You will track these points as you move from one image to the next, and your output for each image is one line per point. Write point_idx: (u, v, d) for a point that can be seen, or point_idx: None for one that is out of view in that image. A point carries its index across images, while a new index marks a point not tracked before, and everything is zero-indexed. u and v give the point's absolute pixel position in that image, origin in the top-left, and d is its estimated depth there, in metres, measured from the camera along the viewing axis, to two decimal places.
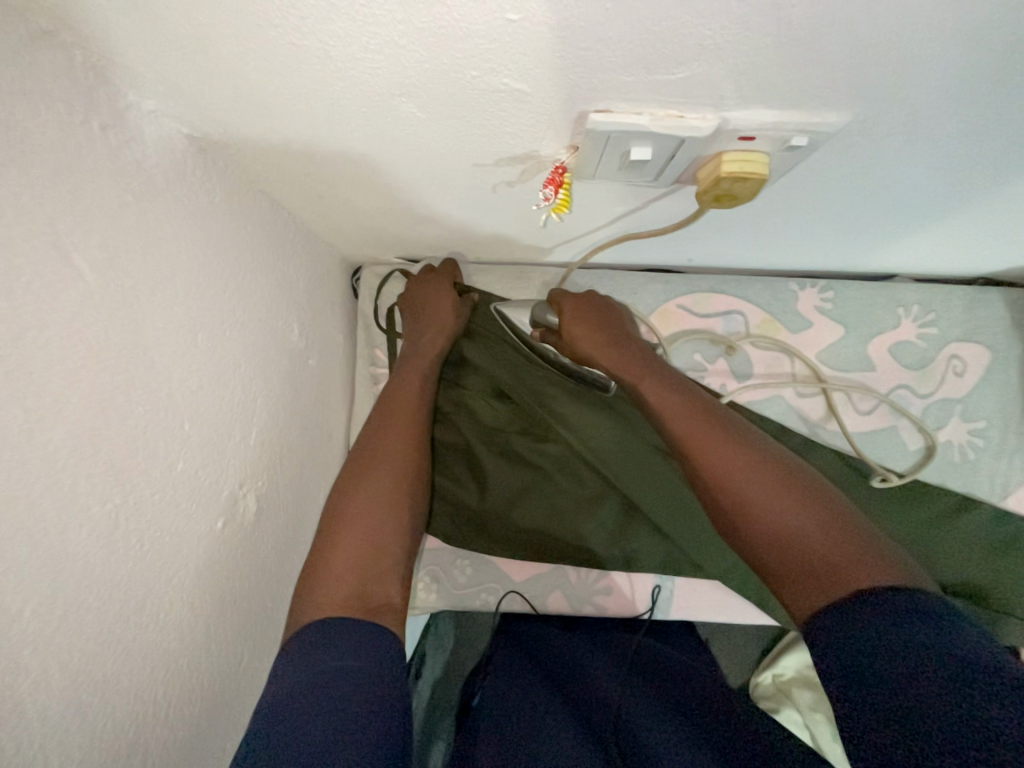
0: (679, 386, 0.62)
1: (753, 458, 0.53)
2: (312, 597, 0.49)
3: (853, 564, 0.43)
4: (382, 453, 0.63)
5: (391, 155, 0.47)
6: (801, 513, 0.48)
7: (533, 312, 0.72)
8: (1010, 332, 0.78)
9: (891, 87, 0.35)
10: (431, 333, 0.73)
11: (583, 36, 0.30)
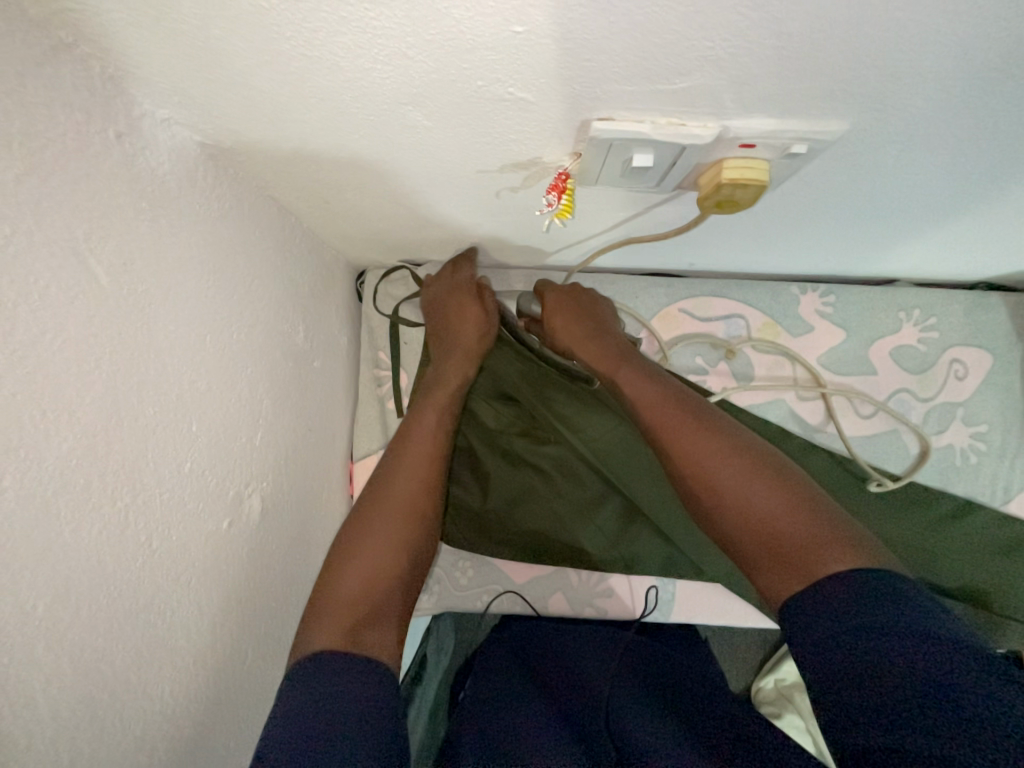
0: (652, 372, 0.62)
1: (723, 444, 0.53)
2: (315, 627, 0.48)
3: (815, 545, 0.44)
4: (397, 480, 0.61)
5: (397, 162, 0.48)
6: (766, 493, 0.49)
7: (521, 301, 0.76)
8: (1011, 336, 0.78)
9: (890, 96, 0.35)
10: (457, 358, 0.71)
11: (586, 48, 0.31)
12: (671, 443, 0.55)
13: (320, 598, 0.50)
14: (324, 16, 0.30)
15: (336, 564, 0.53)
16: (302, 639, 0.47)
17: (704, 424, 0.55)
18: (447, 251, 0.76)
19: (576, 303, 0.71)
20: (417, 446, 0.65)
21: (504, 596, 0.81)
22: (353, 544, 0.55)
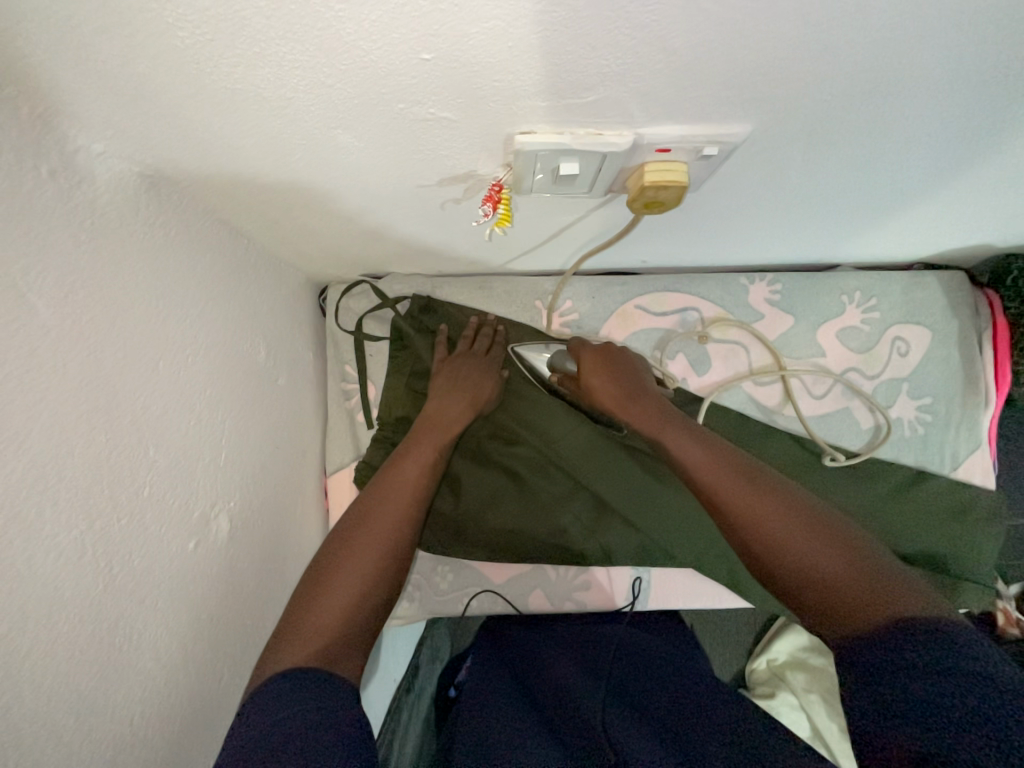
0: (694, 430, 0.62)
1: (776, 500, 0.52)
2: (285, 643, 0.49)
3: (881, 595, 0.43)
4: (384, 503, 0.63)
5: (339, 181, 0.49)
6: (820, 544, 0.48)
7: (552, 358, 0.77)
8: (948, 312, 0.82)
9: (783, 100, 0.38)
10: (453, 393, 0.75)
11: (494, 70, 0.33)
12: (722, 500, 0.54)
13: (293, 614, 0.51)
14: (243, 51, 0.31)
15: (314, 583, 0.54)
16: (272, 654, 0.48)
17: (757, 482, 0.54)
18: (405, 263, 0.78)
19: (611, 362, 0.71)
20: (405, 470, 0.67)
21: (486, 597, 0.82)
22: (331, 562, 0.56)
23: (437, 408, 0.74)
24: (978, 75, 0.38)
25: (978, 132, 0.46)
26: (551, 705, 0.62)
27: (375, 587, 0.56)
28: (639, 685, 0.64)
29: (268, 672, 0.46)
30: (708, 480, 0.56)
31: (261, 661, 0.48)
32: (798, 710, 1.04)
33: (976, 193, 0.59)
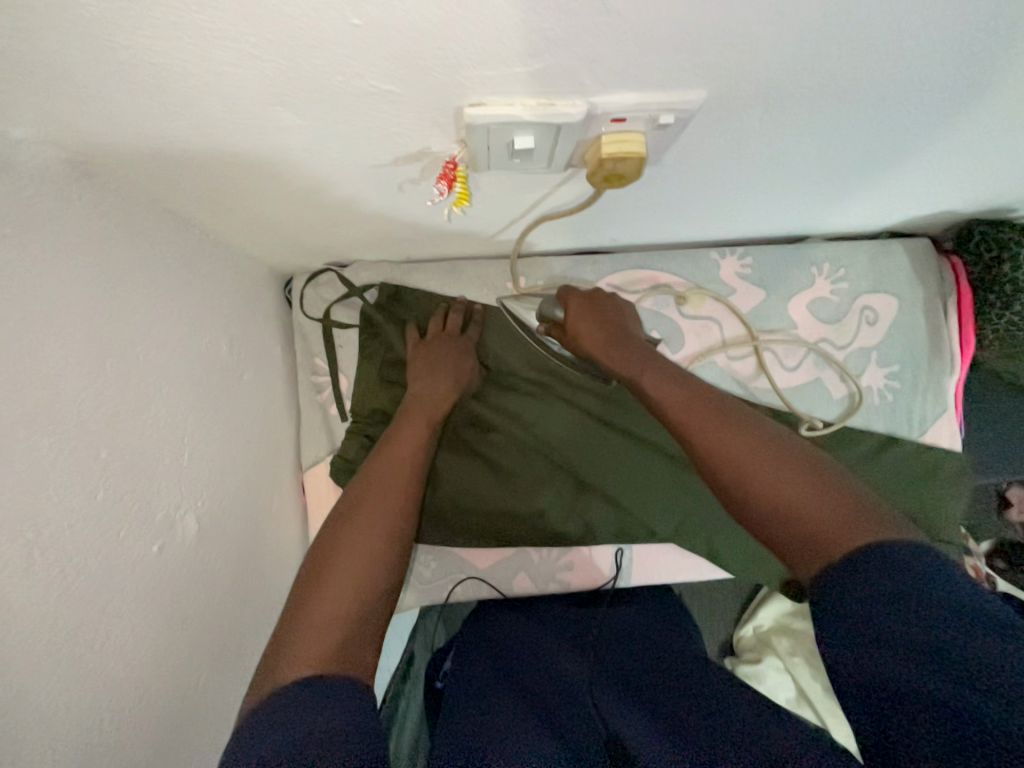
0: (681, 373, 0.63)
1: (755, 438, 0.53)
2: (290, 651, 0.47)
3: (858, 525, 0.43)
4: (373, 499, 0.63)
5: (286, 163, 0.47)
6: (802, 483, 0.48)
7: (540, 307, 0.75)
8: (914, 280, 0.83)
9: (732, 65, 0.37)
10: (435, 382, 0.74)
11: (431, 38, 0.31)
12: (711, 436, 0.55)
13: (293, 621, 0.50)
14: (155, 21, 0.29)
15: (308, 586, 0.53)
16: (279, 665, 0.46)
17: (739, 422, 0.55)
18: (370, 249, 0.76)
19: (599, 310, 0.71)
20: (392, 464, 0.67)
21: (470, 583, 0.83)
22: (320, 561, 0.56)
23: (419, 399, 0.73)
24: (928, 36, 0.37)
25: (934, 95, 0.46)
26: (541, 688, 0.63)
27: (377, 579, 0.56)
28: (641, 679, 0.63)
29: (276, 684, 0.45)
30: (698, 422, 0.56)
31: (263, 673, 0.47)
32: (784, 674, 1.09)
33: (934, 158, 0.59)
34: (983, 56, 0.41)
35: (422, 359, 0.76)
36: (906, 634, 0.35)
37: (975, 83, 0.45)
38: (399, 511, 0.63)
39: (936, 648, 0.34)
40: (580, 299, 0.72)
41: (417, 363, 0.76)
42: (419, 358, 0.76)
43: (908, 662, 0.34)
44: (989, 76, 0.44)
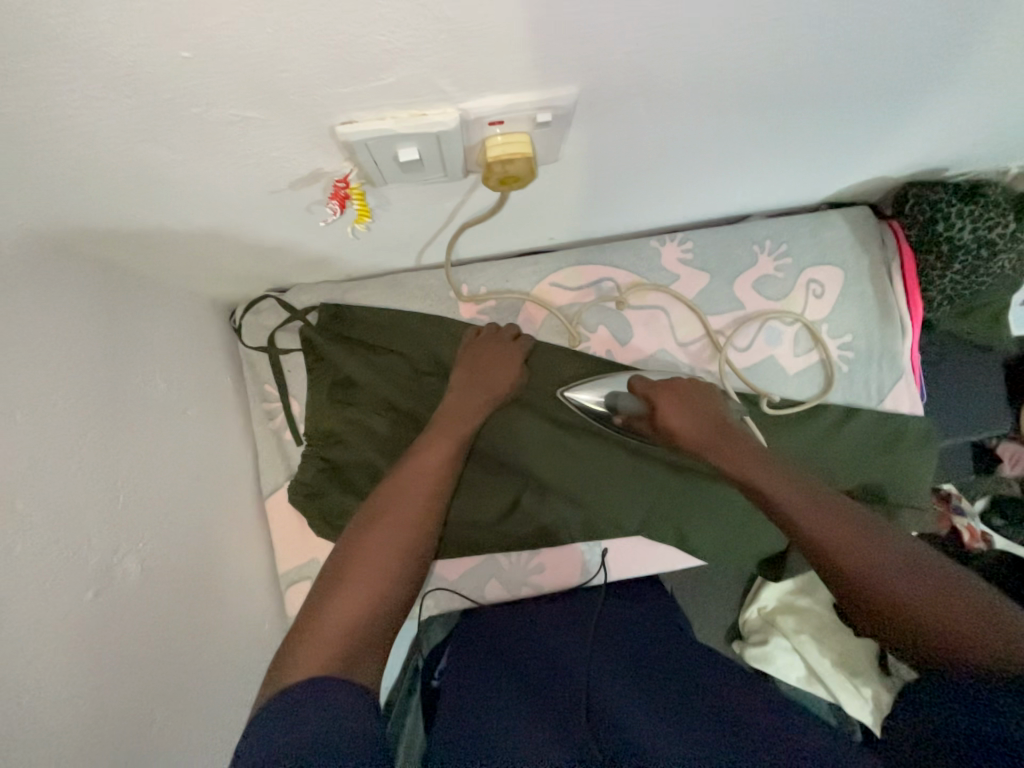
0: (792, 478, 0.64)
1: (868, 538, 0.54)
2: (298, 656, 0.47)
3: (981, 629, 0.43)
4: (391, 506, 0.63)
5: (184, 200, 0.47)
6: (926, 589, 0.48)
7: (610, 400, 0.78)
8: (857, 248, 0.83)
9: (593, 61, 0.37)
10: (477, 391, 0.74)
11: (271, 59, 0.31)
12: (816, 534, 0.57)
13: (303, 631, 0.50)
14: None
15: (323, 594, 0.54)
16: (284, 667, 0.47)
17: (851, 520, 0.57)
18: (306, 272, 0.75)
19: (688, 399, 0.74)
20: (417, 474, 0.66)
21: (442, 596, 0.83)
22: (339, 566, 0.57)
23: (459, 404, 0.72)
24: (790, 12, 0.37)
25: (820, 69, 0.46)
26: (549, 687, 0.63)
27: (388, 593, 0.55)
28: (652, 674, 0.62)
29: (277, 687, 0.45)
30: (814, 527, 0.57)
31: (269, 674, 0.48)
32: (792, 652, 1.08)
33: (847, 128, 0.59)
34: (857, 26, 0.41)
35: (468, 358, 0.76)
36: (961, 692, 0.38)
37: (860, 54, 0.45)
38: (417, 529, 0.62)
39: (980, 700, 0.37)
40: (671, 390, 0.75)
41: (462, 364, 0.76)
42: (468, 357, 0.75)
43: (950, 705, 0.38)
44: (871, 46, 0.44)
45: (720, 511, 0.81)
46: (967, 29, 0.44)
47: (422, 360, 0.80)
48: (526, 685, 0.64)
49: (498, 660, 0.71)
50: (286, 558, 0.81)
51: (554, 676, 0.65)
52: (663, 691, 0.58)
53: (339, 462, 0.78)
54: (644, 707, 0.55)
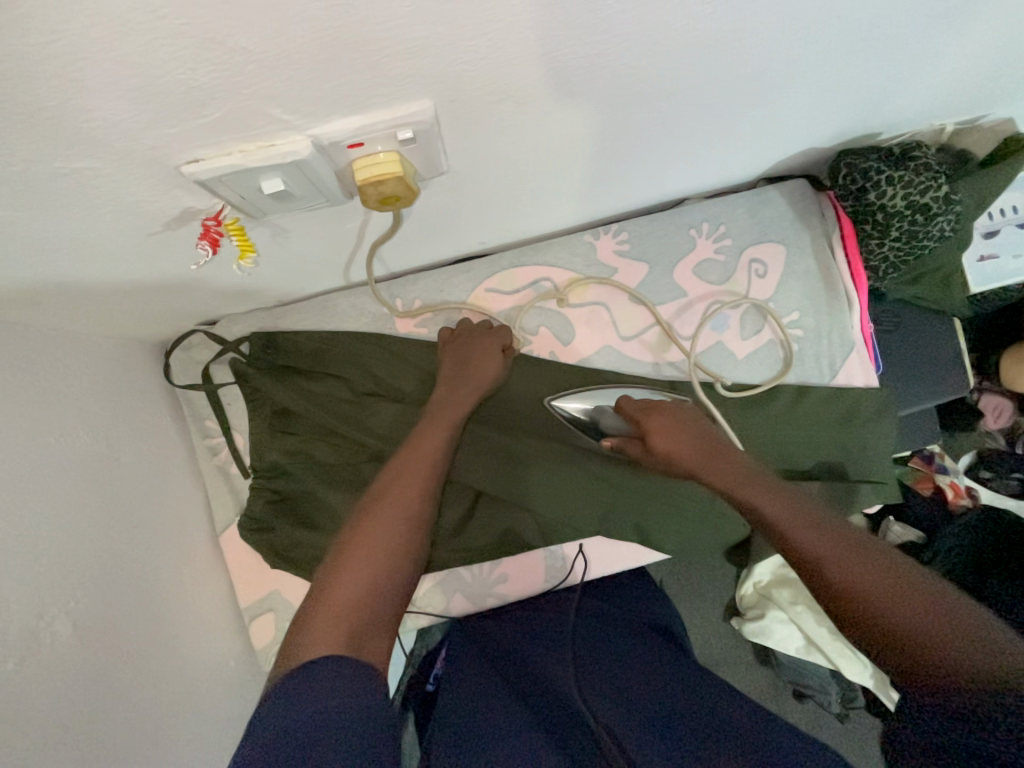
0: (785, 491, 0.61)
1: (858, 555, 0.50)
2: (310, 627, 0.47)
3: (968, 649, 0.40)
4: (400, 485, 0.61)
5: (55, 255, 0.45)
6: (911, 601, 0.45)
7: (603, 422, 0.77)
8: (796, 222, 0.81)
9: (439, 67, 0.35)
10: (466, 382, 0.72)
11: (74, 105, 0.29)
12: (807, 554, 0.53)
13: (312, 604, 0.49)
14: None
15: (331, 566, 0.53)
16: (297, 640, 0.46)
17: (844, 539, 0.52)
18: (229, 303, 0.74)
19: (681, 423, 0.69)
20: (418, 456, 0.64)
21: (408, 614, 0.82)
22: (346, 543, 0.55)
23: (445, 394, 0.71)
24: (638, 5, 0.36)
25: (699, 58, 0.44)
26: (545, 715, 0.66)
27: (398, 567, 0.54)
28: (637, 679, 0.68)
29: (293, 660, 0.45)
30: (807, 542, 0.54)
31: (283, 647, 0.47)
32: (790, 623, 1.06)
33: (758, 110, 0.57)
34: (724, 12, 0.39)
35: (451, 349, 0.75)
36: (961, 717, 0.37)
37: (733, 41, 0.43)
38: (422, 508, 0.60)
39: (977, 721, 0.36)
40: (660, 412, 0.71)
41: (445, 359, 0.75)
42: (448, 349, 0.75)
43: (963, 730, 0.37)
44: (749, 29, 0.42)
45: (679, 504, 0.80)
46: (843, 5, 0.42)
47: (362, 380, 0.78)
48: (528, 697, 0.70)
49: (496, 672, 0.76)
50: (246, 593, 0.80)
51: (548, 688, 0.70)
52: (649, 697, 0.64)
53: (289, 492, 0.78)
54: (636, 713, 0.61)
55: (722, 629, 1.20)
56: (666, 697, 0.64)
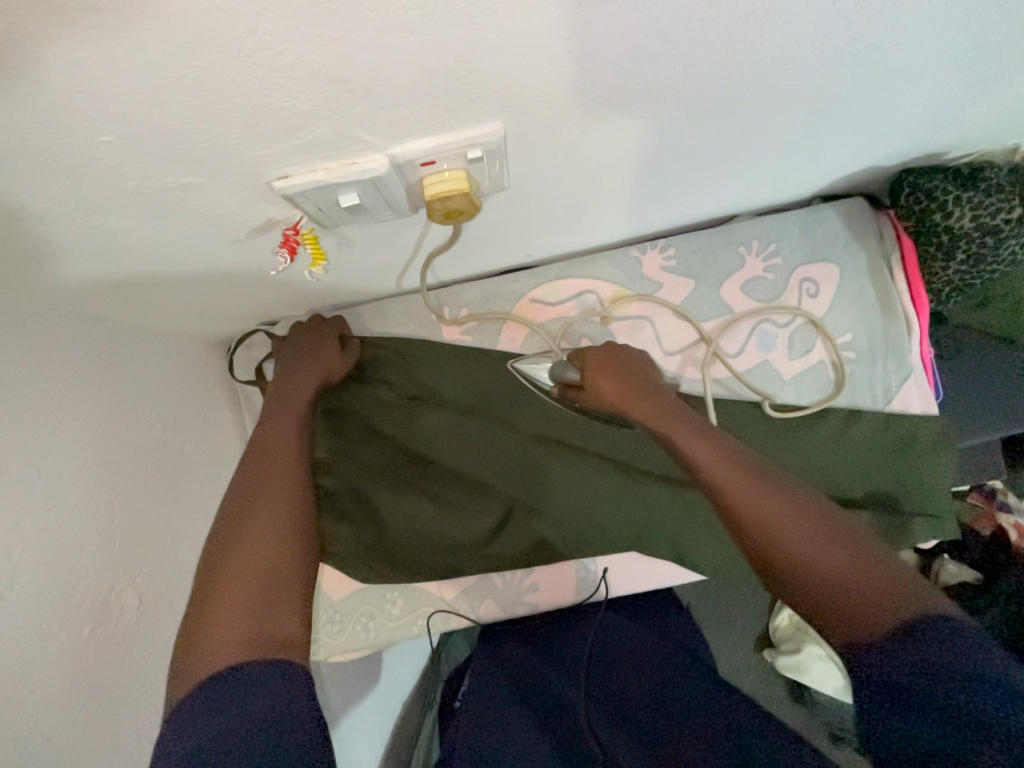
0: (705, 431, 0.61)
1: (790, 506, 0.51)
2: (205, 637, 0.47)
3: (895, 597, 0.42)
4: (264, 485, 0.60)
5: (148, 258, 0.50)
6: (835, 544, 0.48)
7: (556, 371, 0.73)
8: (852, 242, 0.79)
9: (509, 93, 0.37)
10: (310, 382, 0.72)
11: (191, 127, 0.33)
12: (740, 504, 0.53)
13: (202, 614, 0.49)
14: None
15: (207, 585, 0.51)
16: (190, 657, 0.46)
17: (775, 487, 0.53)
18: (290, 305, 0.78)
19: (618, 362, 0.68)
20: (276, 461, 0.63)
21: (438, 617, 0.83)
22: (215, 560, 0.53)
23: (285, 396, 0.70)
24: (696, 31, 0.36)
25: (756, 78, 0.44)
26: (563, 738, 0.64)
27: (290, 561, 0.55)
28: (655, 697, 0.68)
29: (190, 684, 0.45)
30: (733, 490, 0.54)
31: (176, 673, 0.46)
32: (827, 662, 1.00)
33: (820, 126, 0.56)
34: (782, 37, 0.39)
35: (285, 354, 0.75)
36: (913, 689, 0.37)
37: (790, 63, 0.43)
38: (294, 501, 0.61)
39: (930, 694, 0.36)
40: (601, 353, 0.70)
41: (280, 363, 0.75)
42: (281, 351, 0.75)
43: (914, 711, 0.36)
44: (805, 52, 0.42)
45: (718, 525, 0.78)
46: (909, 27, 0.42)
47: (405, 384, 0.81)
48: (541, 707, 0.71)
49: (512, 681, 0.78)
50: None
51: (558, 701, 0.71)
52: (666, 715, 0.63)
53: (329, 490, 0.80)
54: (649, 735, 0.61)
55: (753, 660, 1.15)
56: (680, 714, 0.63)
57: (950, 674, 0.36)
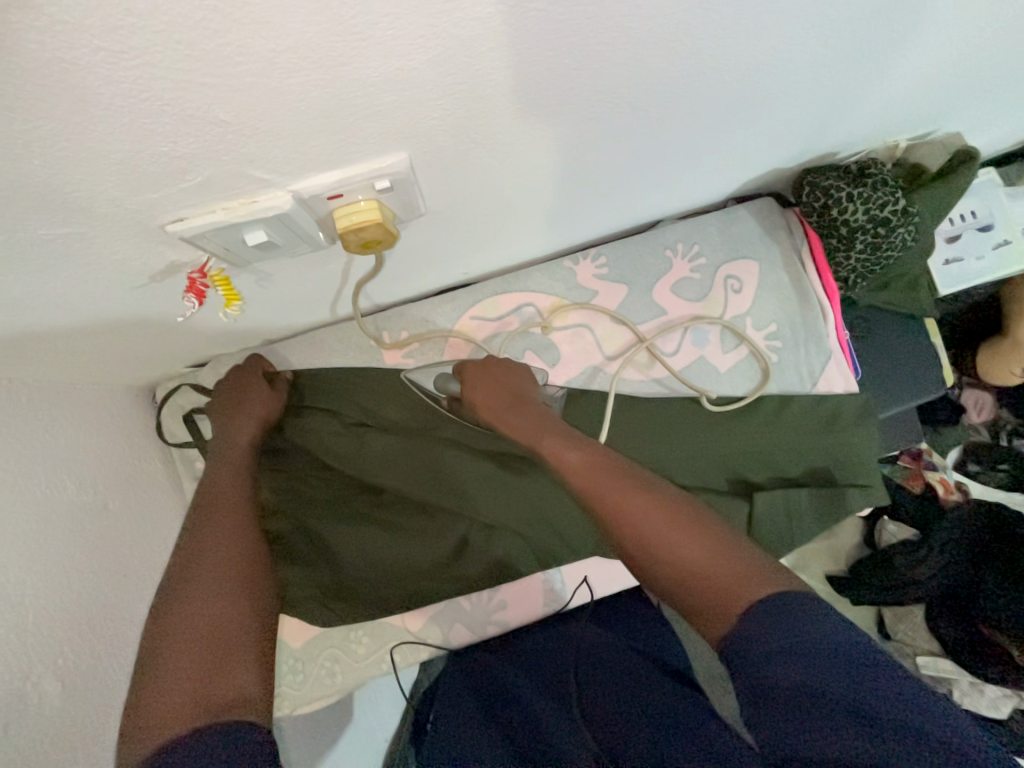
0: (574, 437, 0.61)
1: (652, 502, 0.51)
2: (156, 706, 0.43)
3: (743, 582, 0.43)
4: (212, 536, 0.57)
5: (40, 313, 0.46)
6: (680, 533, 0.47)
7: (438, 382, 0.75)
8: (766, 239, 0.84)
9: (408, 125, 0.37)
10: (250, 425, 0.70)
11: (62, 176, 0.31)
12: (604, 507, 0.52)
13: (148, 682, 0.44)
14: None
15: (150, 651, 0.47)
16: (136, 732, 0.42)
17: (637, 485, 0.53)
18: (216, 344, 0.74)
19: (493, 377, 0.70)
20: (224, 508, 0.61)
21: (407, 649, 0.80)
22: (156, 624, 0.49)
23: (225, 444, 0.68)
24: (584, 60, 0.38)
25: (652, 98, 0.46)
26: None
27: (244, 616, 0.53)
28: (625, 709, 0.68)
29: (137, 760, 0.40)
30: (597, 494, 0.53)
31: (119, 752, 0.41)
32: None
33: (721, 136, 0.60)
34: (667, 60, 0.41)
35: (218, 398, 0.72)
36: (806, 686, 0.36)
37: (678, 82, 0.45)
38: (246, 551, 0.58)
39: (825, 690, 0.35)
40: (477, 371, 0.71)
41: (215, 408, 0.72)
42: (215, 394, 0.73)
43: (810, 709, 0.35)
44: (690, 72, 0.44)
45: None
46: (780, 49, 0.45)
47: (348, 413, 0.79)
48: (518, 739, 0.69)
49: (486, 707, 0.76)
50: None
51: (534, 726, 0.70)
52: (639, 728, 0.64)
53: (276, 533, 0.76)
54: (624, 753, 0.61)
55: None
56: (653, 726, 0.63)
57: (830, 665, 0.36)
